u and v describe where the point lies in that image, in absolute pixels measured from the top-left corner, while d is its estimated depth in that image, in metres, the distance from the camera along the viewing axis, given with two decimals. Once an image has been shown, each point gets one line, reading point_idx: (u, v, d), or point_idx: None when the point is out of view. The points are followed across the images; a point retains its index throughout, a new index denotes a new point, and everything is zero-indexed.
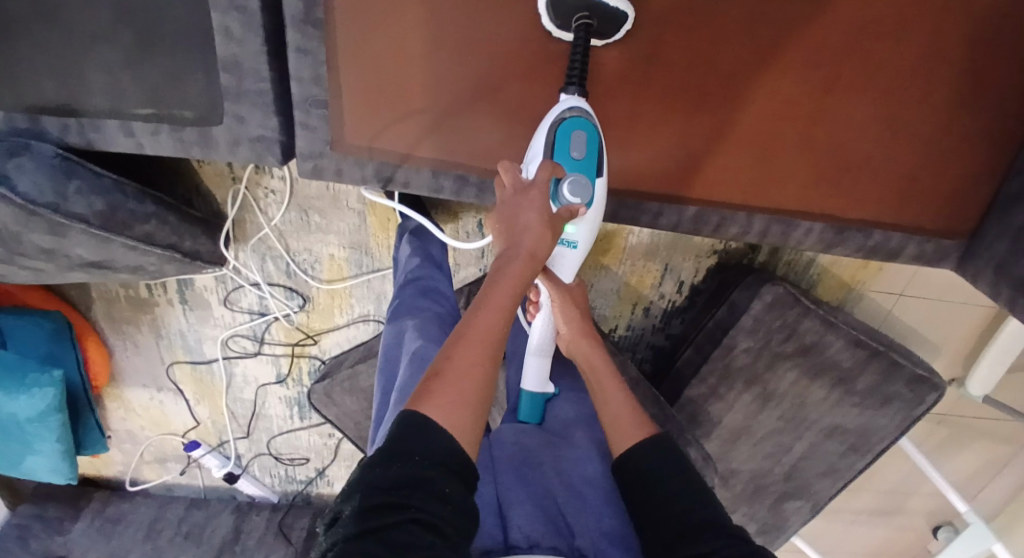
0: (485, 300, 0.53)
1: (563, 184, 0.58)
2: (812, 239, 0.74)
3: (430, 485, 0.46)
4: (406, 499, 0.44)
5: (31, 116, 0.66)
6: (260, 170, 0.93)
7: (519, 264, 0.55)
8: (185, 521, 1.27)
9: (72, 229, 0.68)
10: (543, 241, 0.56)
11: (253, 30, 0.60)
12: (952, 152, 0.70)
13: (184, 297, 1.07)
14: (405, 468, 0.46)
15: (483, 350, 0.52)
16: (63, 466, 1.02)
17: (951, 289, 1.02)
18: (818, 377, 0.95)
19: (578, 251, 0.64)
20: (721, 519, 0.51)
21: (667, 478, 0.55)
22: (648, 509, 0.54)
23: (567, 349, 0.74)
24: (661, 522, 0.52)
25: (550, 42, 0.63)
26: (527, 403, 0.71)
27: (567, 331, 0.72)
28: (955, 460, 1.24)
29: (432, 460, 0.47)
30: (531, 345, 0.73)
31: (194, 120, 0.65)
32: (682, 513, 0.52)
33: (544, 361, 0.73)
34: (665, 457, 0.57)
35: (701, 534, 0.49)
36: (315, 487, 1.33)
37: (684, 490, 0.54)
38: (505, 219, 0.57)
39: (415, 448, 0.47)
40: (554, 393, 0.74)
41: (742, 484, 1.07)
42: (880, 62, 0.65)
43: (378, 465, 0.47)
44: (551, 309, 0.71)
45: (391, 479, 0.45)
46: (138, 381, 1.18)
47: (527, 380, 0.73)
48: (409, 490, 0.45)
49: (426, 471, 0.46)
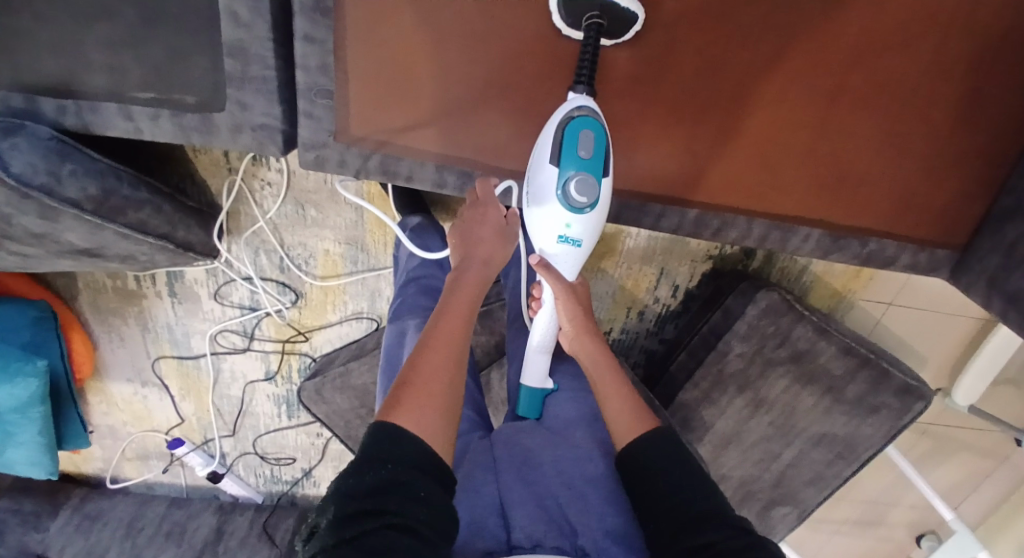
0: (450, 296, 0.60)
1: (571, 184, 0.59)
2: (809, 245, 0.75)
3: (406, 488, 0.45)
4: (383, 504, 0.44)
5: (27, 95, 0.64)
6: (257, 162, 0.92)
7: (473, 271, 0.63)
8: (165, 519, 1.24)
9: (65, 213, 0.67)
10: (494, 249, 0.65)
11: (260, 15, 0.59)
12: (948, 166, 0.71)
13: (173, 290, 1.05)
14: (379, 475, 0.46)
15: (450, 352, 0.56)
16: (43, 459, 0.99)
17: (940, 299, 1.04)
18: (809, 385, 0.95)
19: (581, 248, 0.64)
20: (720, 511, 0.52)
21: (666, 471, 0.55)
22: (651, 500, 0.54)
23: (570, 346, 0.71)
24: (664, 514, 0.53)
25: (560, 40, 0.63)
26: (525, 399, 0.72)
27: (569, 331, 0.70)
28: (938, 470, 1.26)
29: (408, 464, 0.47)
30: (533, 343, 0.73)
31: (196, 105, 0.64)
32: (684, 507, 0.52)
33: (545, 358, 0.73)
34: (666, 450, 0.57)
35: (702, 525, 0.50)
36: (301, 488, 1.31)
37: (684, 484, 0.54)
38: (460, 235, 0.66)
39: (387, 456, 0.47)
40: (553, 389, 0.73)
41: (731, 490, 1.08)
42: (885, 75, 0.66)
43: (353, 475, 0.46)
44: (553, 308, 0.70)
45: (367, 487, 0.45)
46: (122, 375, 1.16)
47: (527, 376, 0.73)
48: (385, 496, 0.44)
49: (403, 474, 0.46)
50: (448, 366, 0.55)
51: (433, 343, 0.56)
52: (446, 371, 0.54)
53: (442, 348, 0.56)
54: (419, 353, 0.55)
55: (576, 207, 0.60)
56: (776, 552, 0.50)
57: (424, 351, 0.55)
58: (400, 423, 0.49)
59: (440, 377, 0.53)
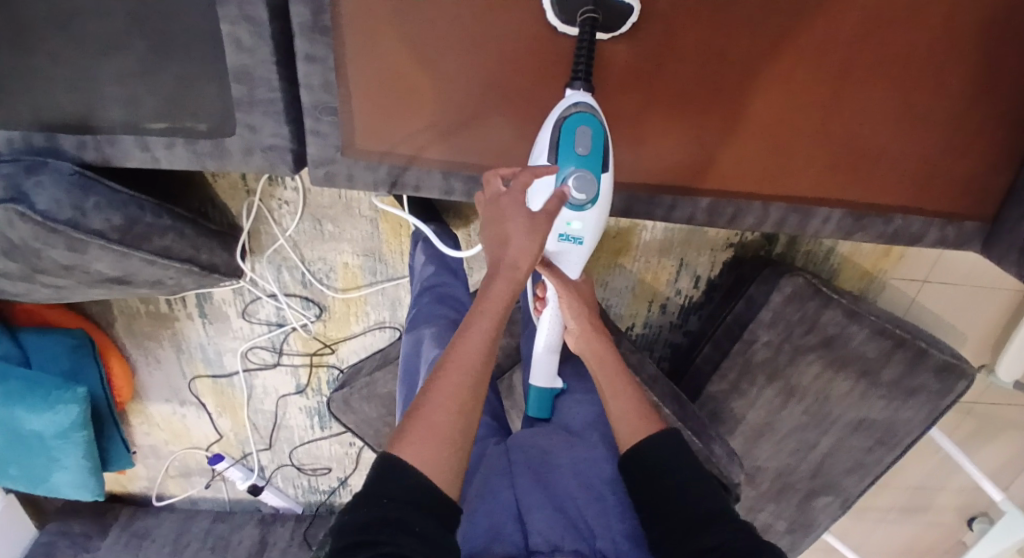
0: None
1: (568, 181, 0.57)
2: (831, 227, 0.73)
3: (400, 523, 0.45)
4: (375, 536, 0.44)
5: (48, 134, 0.67)
6: (273, 182, 0.94)
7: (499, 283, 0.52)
8: (210, 533, 1.28)
9: (92, 244, 0.70)
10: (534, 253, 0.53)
11: (262, 38, 0.60)
12: (971, 138, 0.68)
13: (203, 311, 1.08)
14: (374, 510, 0.46)
15: None
16: (88, 480, 1.03)
17: (976, 274, 1.00)
18: (842, 369, 0.93)
19: (584, 246, 0.64)
20: (727, 512, 0.53)
21: (672, 473, 0.57)
22: (658, 501, 0.55)
23: (577, 343, 0.72)
24: (672, 514, 0.54)
25: (557, 37, 0.63)
26: (535, 398, 0.73)
27: (576, 326, 0.71)
28: (984, 450, 1.22)
29: (402, 501, 0.46)
30: (540, 343, 0.74)
31: (207, 131, 0.66)
32: (691, 508, 0.54)
33: (553, 359, 0.74)
34: (672, 453, 0.59)
35: (708, 526, 0.51)
36: (338, 497, 1.33)
37: (692, 486, 0.56)
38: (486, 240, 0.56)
39: (385, 492, 0.47)
40: (562, 389, 0.75)
41: (768, 482, 1.05)
42: (894, 51, 0.64)
43: (352, 512, 0.47)
44: (559, 304, 0.71)
45: (361, 521, 0.45)
46: (160, 396, 1.19)
47: (535, 376, 0.74)
48: (377, 527, 0.45)
49: (396, 510, 0.46)
50: (471, 381, 0.51)
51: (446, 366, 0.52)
52: (468, 387, 0.51)
53: (463, 364, 0.51)
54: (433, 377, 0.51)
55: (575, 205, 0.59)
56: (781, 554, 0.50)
57: (441, 374, 0.51)
58: (417, 439, 0.49)
59: (461, 392, 0.51)
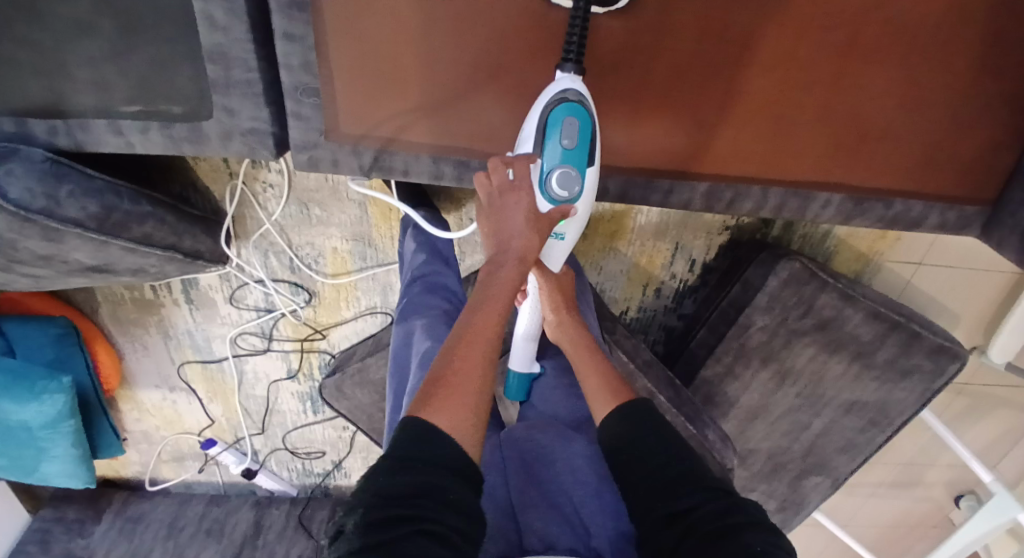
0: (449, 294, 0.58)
1: (551, 174, 0.56)
2: (830, 212, 0.71)
3: (439, 493, 0.44)
4: (415, 508, 0.42)
5: (17, 119, 0.64)
6: (256, 164, 0.90)
7: None
8: (205, 517, 1.27)
9: (69, 234, 0.68)
10: None
11: (236, 16, 0.57)
12: (976, 116, 0.66)
13: (189, 297, 1.05)
14: (413, 475, 0.44)
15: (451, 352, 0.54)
16: (78, 469, 1.03)
17: (972, 256, 0.98)
18: (836, 352, 0.92)
19: (566, 241, 0.64)
20: (698, 473, 0.53)
21: (641, 441, 0.57)
22: (631, 474, 0.56)
23: (556, 335, 0.76)
24: (639, 485, 0.54)
25: (549, 11, 0.60)
26: (514, 383, 0.77)
27: (554, 317, 0.75)
28: (974, 428, 1.23)
29: (440, 467, 0.45)
30: (520, 330, 0.76)
31: (183, 115, 0.64)
32: (659, 473, 0.54)
33: (532, 346, 0.77)
34: (643, 425, 0.58)
35: (677, 490, 0.51)
36: (333, 479, 1.34)
37: (663, 448, 0.55)
38: (491, 223, 0.56)
39: (422, 455, 0.45)
40: (540, 373, 0.79)
41: (760, 463, 1.06)
42: (899, 27, 0.61)
43: (383, 475, 0.44)
44: (540, 296, 0.74)
45: (398, 488, 0.43)
46: (150, 382, 1.18)
47: (514, 361, 0.77)
48: (416, 500, 0.43)
49: (438, 477, 0.44)
50: None
51: (475, 331, 0.51)
52: None
53: None
54: (457, 345, 0.50)
55: (552, 201, 0.56)
56: (753, 506, 0.51)
57: None
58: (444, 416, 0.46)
59: None
